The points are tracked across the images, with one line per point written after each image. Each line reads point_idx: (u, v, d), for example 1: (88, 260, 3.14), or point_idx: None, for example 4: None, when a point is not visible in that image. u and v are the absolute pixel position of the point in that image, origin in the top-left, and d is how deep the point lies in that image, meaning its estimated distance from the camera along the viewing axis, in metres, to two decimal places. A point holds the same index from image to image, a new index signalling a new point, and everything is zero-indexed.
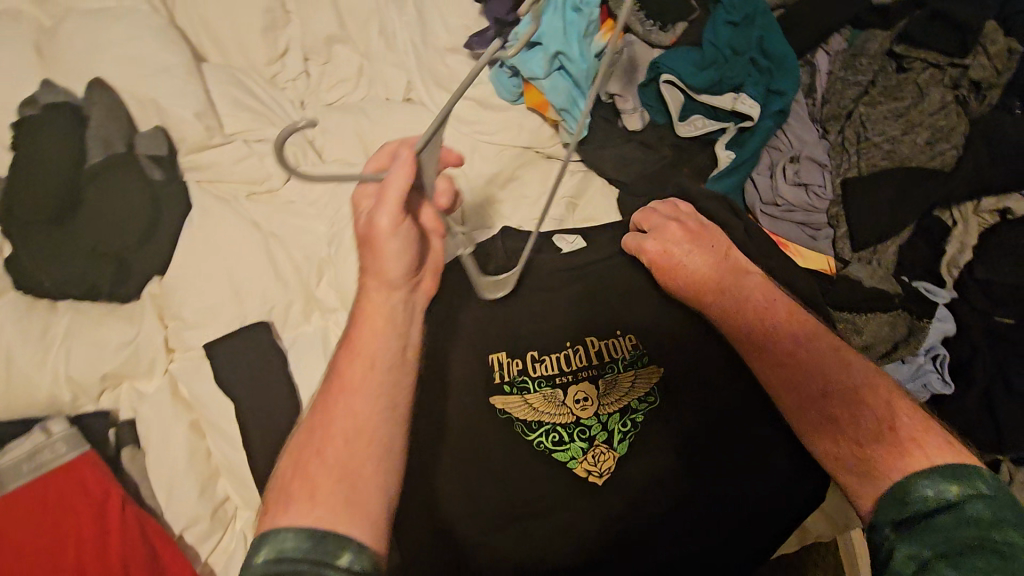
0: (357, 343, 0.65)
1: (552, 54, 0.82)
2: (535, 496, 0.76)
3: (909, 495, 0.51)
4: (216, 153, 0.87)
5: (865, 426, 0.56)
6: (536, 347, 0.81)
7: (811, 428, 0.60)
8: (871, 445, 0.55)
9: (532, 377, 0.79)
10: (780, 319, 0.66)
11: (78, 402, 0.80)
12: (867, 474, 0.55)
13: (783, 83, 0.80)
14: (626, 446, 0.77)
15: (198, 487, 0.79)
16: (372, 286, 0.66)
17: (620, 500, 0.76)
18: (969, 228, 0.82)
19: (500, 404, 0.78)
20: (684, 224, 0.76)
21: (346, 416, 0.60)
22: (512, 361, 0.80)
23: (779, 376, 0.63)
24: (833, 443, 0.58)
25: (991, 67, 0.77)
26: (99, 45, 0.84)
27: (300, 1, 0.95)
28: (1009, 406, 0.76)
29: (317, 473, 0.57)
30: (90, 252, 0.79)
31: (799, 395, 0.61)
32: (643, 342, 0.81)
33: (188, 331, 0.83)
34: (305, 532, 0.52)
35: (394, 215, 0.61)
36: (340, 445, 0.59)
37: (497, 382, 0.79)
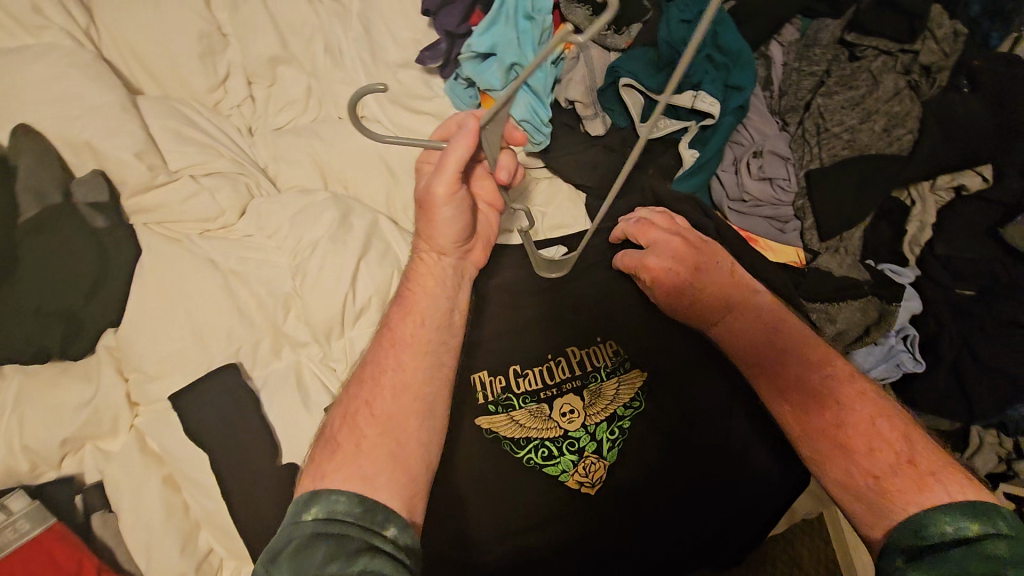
0: (413, 302, 0.67)
1: (508, 65, 0.79)
2: (531, 515, 0.75)
3: (925, 529, 0.49)
4: (163, 193, 0.82)
5: (882, 453, 0.55)
6: (518, 361, 0.79)
7: (822, 447, 0.59)
8: (888, 471, 0.54)
9: (515, 395, 0.77)
10: (789, 346, 0.63)
11: (38, 470, 0.75)
12: (883, 499, 0.53)
13: (741, 78, 0.79)
14: (615, 454, 0.77)
15: (179, 545, 0.75)
16: (424, 250, 0.70)
17: (614, 508, 0.76)
18: (927, 207, 0.83)
19: (487, 424, 0.76)
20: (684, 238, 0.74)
21: (398, 369, 0.63)
22: (495, 379, 0.78)
23: (794, 399, 0.61)
24: (846, 468, 0.56)
25: (939, 51, 0.80)
26: (20, 88, 0.78)
27: (237, 23, 0.90)
28: (977, 376, 0.78)
29: (363, 423, 0.60)
30: (35, 314, 0.74)
31: (812, 424, 0.59)
32: (621, 347, 0.80)
33: (151, 383, 0.79)
34: (356, 495, 0.53)
35: (451, 184, 0.63)
36: (375, 422, 0.60)
37: (481, 403, 0.77)
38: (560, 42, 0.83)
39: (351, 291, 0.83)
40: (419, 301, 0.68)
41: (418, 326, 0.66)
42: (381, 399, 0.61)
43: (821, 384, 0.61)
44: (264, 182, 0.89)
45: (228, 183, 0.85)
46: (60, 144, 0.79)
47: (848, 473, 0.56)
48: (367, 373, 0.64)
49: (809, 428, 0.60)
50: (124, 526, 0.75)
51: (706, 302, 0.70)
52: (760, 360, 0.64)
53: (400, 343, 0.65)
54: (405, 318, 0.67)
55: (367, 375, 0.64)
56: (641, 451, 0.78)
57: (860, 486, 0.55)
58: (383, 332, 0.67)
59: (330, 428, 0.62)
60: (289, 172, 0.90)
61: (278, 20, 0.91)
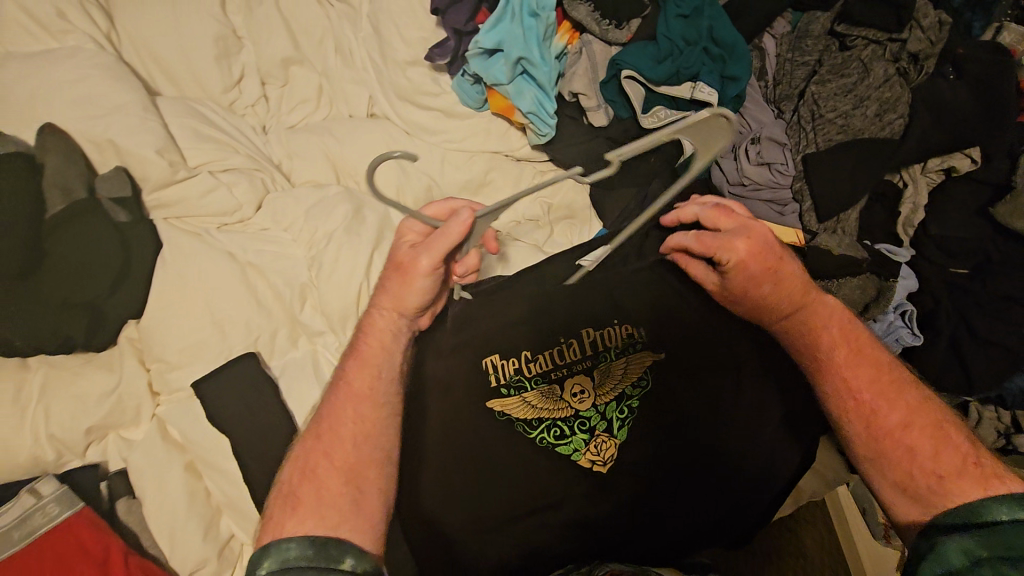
0: (369, 354, 0.68)
1: (515, 60, 0.82)
2: (547, 492, 0.80)
3: (982, 514, 0.55)
4: (182, 188, 0.85)
5: (946, 454, 0.61)
6: (529, 346, 0.81)
7: (885, 445, 0.63)
8: (953, 470, 0.60)
9: (527, 378, 0.80)
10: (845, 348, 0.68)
11: (64, 459, 0.77)
12: (943, 492, 0.59)
13: (737, 69, 0.83)
14: (626, 431, 0.81)
15: (202, 530, 0.77)
16: (383, 310, 0.71)
17: (625, 484, 0.81)
18: (918, 188, 0.86)
19: (499, 407, 0.79)
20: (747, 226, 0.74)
21: (354, 424, 0.64)
22: (507, 362, 0.80)
23: (864, 398, 0.65)
24: (909, 466, 0.62)
25: (926, 39, 0.81)
26: (45, 89, 0.81)
27: (251, 26, 0.94)
28: (974, 350, 0.81)
29: (325, 474, 0.60)
30: (61, 304, 0.76)
31: (876, 423, 0.64)
32: (637, 326, 0.83)
33: (173, 372, 0.81)
34: (307, 541, 0.54)
35: (435, 261, 0.68)
36: (332, 465, 0.61)
37: (494, 385, 0.79)
38: (564, 39, 0.86)
39: (365, 282, 0.86)
40: (369, 360, 0.68)
41: (369, 380, 0.66)
42: (340, 453, 0.62)
43: (884, 388, 0.65)
44: (279, 177, 0.92)
45: (245, 179, 0.88)
46: (84, 142, 0.82)
47: (911, 473, 0.61)
48: (324, 428, 0.64)
49: (872, 429, 0.64)
50: (148, 511, 0.77)
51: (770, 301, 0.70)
52: (827, 361, 0.68)
53: (353, 400, 0.65)
54: (357, 375, 0.67)
55: (311, 433, 0.64)
56: (648, 428, 0.82)
57: (923, 485, 0.60)
58: (336, 388, 0.67)
59: (283, 488, 0.61)
60: (303, 168, 0.93)
61: (291, 22, 0.95)
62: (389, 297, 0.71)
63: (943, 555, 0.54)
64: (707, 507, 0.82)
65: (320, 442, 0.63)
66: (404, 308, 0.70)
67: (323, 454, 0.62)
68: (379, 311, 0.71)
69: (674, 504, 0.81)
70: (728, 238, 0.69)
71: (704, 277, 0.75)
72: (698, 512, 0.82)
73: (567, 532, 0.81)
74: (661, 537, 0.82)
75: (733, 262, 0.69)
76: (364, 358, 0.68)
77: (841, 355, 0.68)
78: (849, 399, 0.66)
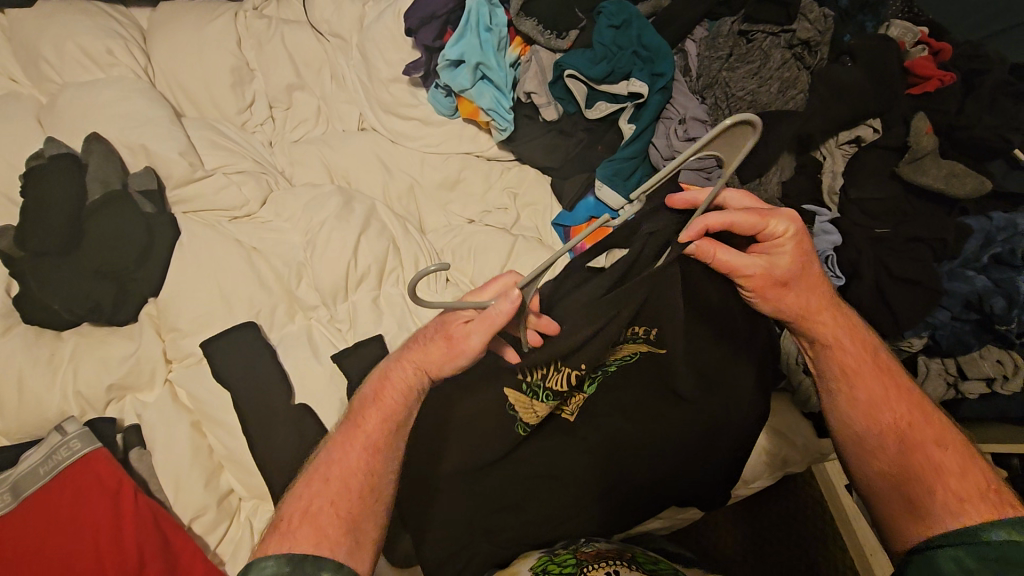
0: (381, 399, 0.69)
1: (475, 66, 1.01)
2: (536, 463, 0.85)
3: (980, 535, 0.58)
4: (199, 186, 1.01)
5: (970, 478, 0.63)
6: (557, 357, 0.68)
7: (915, 465, 0.65)
8: (971, 494, 0.61)
9: (543, 387, 0.73)
10: (878, 370, 0.71)
11: (87, 414, 0.88)
12: (956, 512, 0.61)
13: (663, 66, 0.98)
14: (596, 388, 0.81)
15: (204, 480, 0.85)
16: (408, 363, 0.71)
17: (599, 449, 0.86)
18: (835, 159, 0.99)
19: (513, 398, 0.74)
20: (796, 247, 0.68)
21: (363, 465, 0.65)
22: (534, 366, 0.71)
23: (901, 414, 0.68)
24: (933, 485, 0.63)
25: (814, 28, 0.96)
26: (92, 108, 1.00)
27: (262, 60, 1.16)
28: (894, 288, 0.89)
29: (326, 520, 0.61)
30: (94, 275, 0.90)
31: (902, 443, 0.66)
32: (648, 324, 0.72)
33: (185, 339, 0.92)
34: (284, 557, 0.56)
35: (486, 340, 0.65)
36: (329, 506, 0.61)
37: (522, 380, 0.73)
38: (517, 50, 1.07)
39: (353, 261, 0.97)
40: (371, 407, 0.69)
41: (379, 424, 0.67)
42: (344, 502, 0.62)
43: (913, 408, 0.68)
44: (281, 180, 1.08)
45: (252, 179, 1.04)
46: (121, 148, 0.99)
47: (934, 492, 0.63)
48: (321, 471, 0.65)
49: (903, 444, 0.66)
50: (158, 460, 0.85)
51: (804, 291, 0.71)
52: (856, 368, 0.70)
53: (367, 445, 0.66)
54: (372, 419, 0.68)
55: (319, 474, 0.65)
56: (620, 389, 0.84)
57: (944, 506, 0.62)
58: (346, 425, 0.69)
59: (283, 521, 0.61)
60: (302, 171, 1.09)
61: (294, 57, 1.16)
62: (421, 356, 0.70)
63: (932, 561, 0.59)
64: (682, 469, 0.90)
65: (301, 499, 0.63)
66: (432, 370, 0.70)
67: (324, 497, 0.62)
68: (404, 364, 0.71)
69: (651, 473, 0.89)
70: (774, 208, 0.67)
71: (743, 264, 0.67)
72: (675, 473, 0.90)
73: (556, 495, 0.86)
74: (641, 503, 0.91)
75: (787, 232, 0.67)
76: (369, 403, 0.69)
77: (866, 366, 0.71)
78: (884, 413, 0.68)
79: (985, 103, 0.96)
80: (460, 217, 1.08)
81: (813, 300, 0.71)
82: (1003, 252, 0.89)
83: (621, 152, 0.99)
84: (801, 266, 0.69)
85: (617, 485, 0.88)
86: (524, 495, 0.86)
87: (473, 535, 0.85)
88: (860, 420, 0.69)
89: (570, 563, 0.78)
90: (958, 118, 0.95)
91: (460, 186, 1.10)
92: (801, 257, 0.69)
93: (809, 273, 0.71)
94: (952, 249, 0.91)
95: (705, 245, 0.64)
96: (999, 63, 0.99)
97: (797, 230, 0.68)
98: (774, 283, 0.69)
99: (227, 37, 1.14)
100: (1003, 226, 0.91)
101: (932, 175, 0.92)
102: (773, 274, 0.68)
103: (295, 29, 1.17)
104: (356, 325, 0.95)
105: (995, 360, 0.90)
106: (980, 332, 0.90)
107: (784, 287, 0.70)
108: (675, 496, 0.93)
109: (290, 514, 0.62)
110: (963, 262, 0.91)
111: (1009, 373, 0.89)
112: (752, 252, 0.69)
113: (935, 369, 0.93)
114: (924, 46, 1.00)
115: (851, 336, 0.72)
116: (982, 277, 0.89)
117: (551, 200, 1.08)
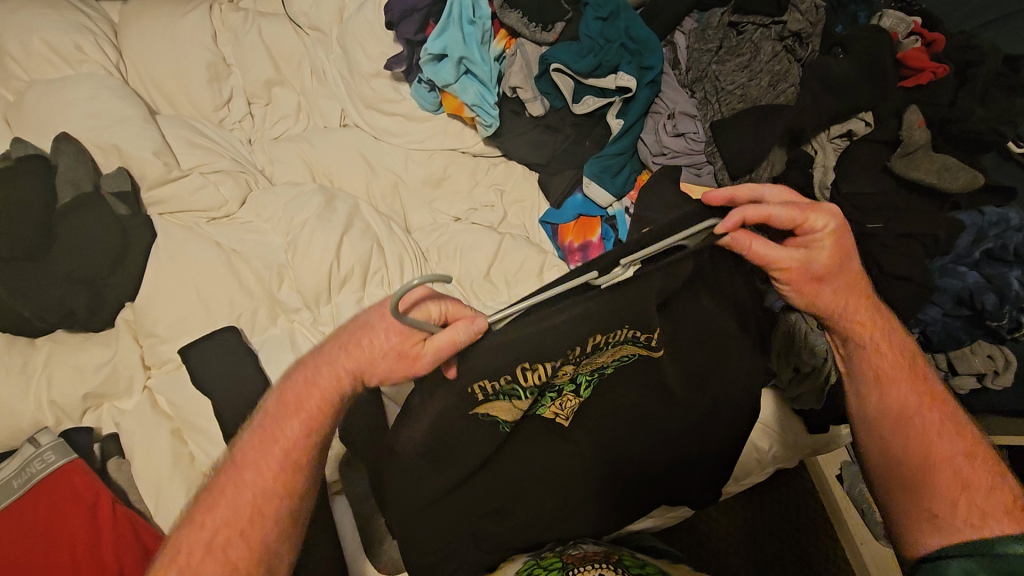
0: (296, 397, 0.62)
1: (458, 60, 0.99)
2: (526, 468, 0.81)
3: (996, 548, 0.57)
4: (175, 187, 0.98)
5: (995, 495, 0.62)
6: (532, 359, 0.59)
7: (936, 475, 0.64)
8: (995, 509, 0.60)
9: (521, 387, 0.62)
10: (913, 377, 0.69)
11: (63, 424, 0.86)
12: (978, 526, 0.60)
13: (652, 59, 0.96)
14: (592, 391, 0.75)
15: (185, 490, 0.82)
16: (341, 354, 0.61)
17: (588, 446, 0.83)
18: (826, 154, 0.96)
19: (479, 410, 0.65)
20: (838, 242, 0.64)
21: (261, 485, 0.59)
22: (496, 381, 0.60)
23: (928, 422, 0.66)
24: (955, 497, 0.62)
25: (806, 20, 0.94)
26: (64, 108, 0.97)
27: (238, 55, 1.12)
28: (889, 284, 0.88)
29: (236, 555, 0.56)
30: (66, 280, 0.87)
31: (928, 453, 0.65)
32: (645, 327, 0.65)
33: (162, 345, 0.89)
34: None
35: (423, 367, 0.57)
36: (242, 541, 0.57)
37: (479, 399, 0.62)
38: (502, 43, 1.05)
39: (336, 261, 0.94)
40: (292, 408, 0.62)
41: (303, 435, 0.61)
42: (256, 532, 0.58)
43: (945, 418, 0.67)
44: (261, 179, 1.05)
45: (230, 179, 1.01)
46: (92, 148, 0.96)
47: (957, 505, 0.62)
48: (225, 484, 0.60)
49: (927, 453, 0.65)
50: (137, 470, 0.83)
51: (841, 289, 0.67)
52: (889, 373, 0.69)
53: (274, 457, 0.60)
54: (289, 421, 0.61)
55: (231, 480, 0.60)
56: (617, 391, 0.78)
57: (965, 518, 0.61)
58: (262, 432, 0.62)
59: (180, 555, 0.56)
60: (282, 170, 1.06)
61: (271, 50, 1.13)
62: (354, 357, 0.61)
63: (941, 567, 0.59)
64: (676, 472, 0.90)
65: (203, 528, 0.57)
66: (369, 375, 0.61)
67: (234, 522, 0.58)
68: (337, 365, 0.61)
69: (651, 468, 0.88)
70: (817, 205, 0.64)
71: (780, 257, 0.64)
72: (666, 472, 0.89)
73: (546, 492, 0.84)
74: (639, 499, 0.90)
75: (828, 227, 0.63)
76: (288, 409, 0.62)
77: (901, 370, 0.69)
78: (912, 420, 0.67)
79: (978, 95, 0.95)
80: (446, 216, 1.06)
81: (851, 297, 0.68)
82: (994, 248, 0.89)
83: (609, 147, 0.98)
84: (841, 263, 0.66)
85: (608, 484, 0.87)
86: (512, 496, 0.83)
87: (461, 540, 0.83)
88: (888, 426, 0.68)
89: (556, 566, 0.79)
90: (951, 110, 0.94)
91: (446, 184, 1.08)
92: (841, 254, 0.65)
93: (852, 270, 0.67)
94: (943, 245, 0.89)
95: (739, 236, 0.60)
96: (994, 54, 0.97)
97: (840, 226, 0.63)
98: (810, 278, 0.66)
99: (203, 31, 1.10)
100: (994, 221, 0.91)
101: (924, 170, 0.91)
102: (808, 270, 0.65)
103: (274, 22, 1.14)
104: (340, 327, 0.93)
105: (988, 354, 0.88)
106: (972, 328, 0.89)
107: (819, 282, 0.66)
108: (667, 496, 0.92)
109: (192, 544, 0.56)
110: (955, 258, 0.90)
111: (1000, 368, 0.88)
112: (789, 243, 0.65)
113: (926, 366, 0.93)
114: (916, 37, 0.99)
115: (888, 341, 0.70)
116: (974, 272, 0.88)
117: (538, 197, 1.06)
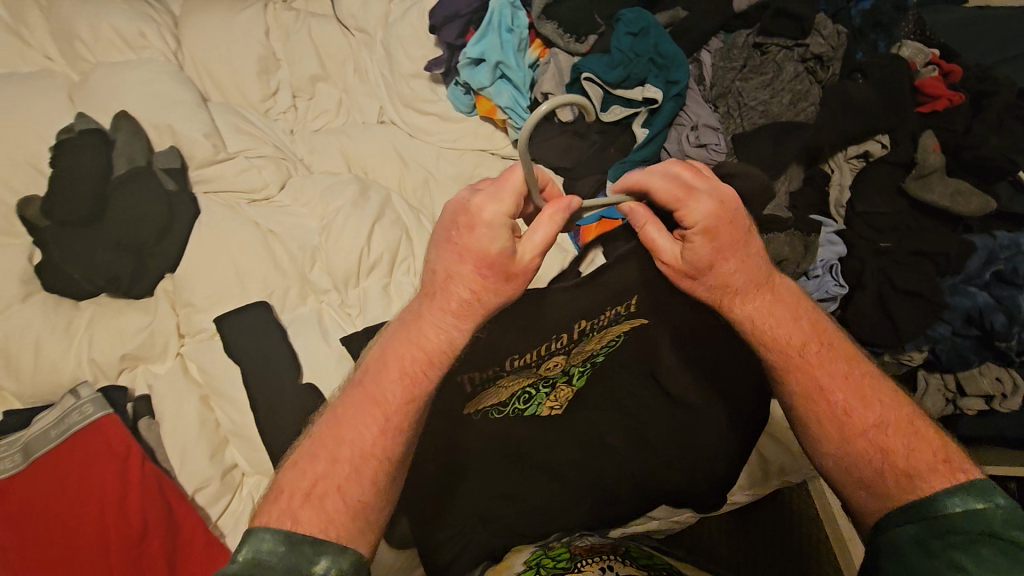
0: (385, 376, 0.61)
1: (495, 65, 1.06)
2: (535, 454, 0.86)
3: (938, 508, 0.54)
4: (221, 168, 1.04)
5: (921, 458, 0.57)
6: (516, 346, 0.66)
7: (850, 444, 0.60)
8: (920, 469, 0.57)
9: (508, 368, 0.69)
10: (815, 361, 0.62)
11: (100, 382, 0.90)
12: (910, 489, 0.56)
13: (678, 74, 1.02)
14: (585, 380, 0.79)
15: (209, 452, 0.86)
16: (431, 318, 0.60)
17: (587, 434, 0.86)
18: (843, 175, 1.00)
19: (473, 406, 0.72)
20: (715, 233, 0.58)
21: (362, 437, 0.59)
22: (485, 368, 0.66)
23: (838, 401, 0.61)
24: (881, 467, 0.58)
25: (827, 44, 1.01)
26: (125, 88, 1.04)
27: (288, 51, 1.19)
28: (897, 299, 0.91)
29: (331, 505, 0.56)
30: (115, 246, 0.93)
31: (842, 426, 0.60)
32: (627, 301, 0.68)
33: (198, 315, 0.94)
34: (281, 535, 0.53)
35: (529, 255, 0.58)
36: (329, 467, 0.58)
37: (471, 394, 0.70)
38: (536, 52, 1.11)
39: (366, 248, 0.98)
40: (394, 367, 0.61)
41: (400, 393, 0.60)
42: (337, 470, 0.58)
43: (865, 389, 0.62)
44: (300, 167, 1.11)
45: (272, 164, 1.06)
46: (148, 126, 1.03)
47: (882, 473, 0.58)
48: (328, 443, 0.59)
49: (842, 431, 0.60)
50: (166, 430, 0.87)
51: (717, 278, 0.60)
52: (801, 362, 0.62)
53: (364, 405, 0.60)
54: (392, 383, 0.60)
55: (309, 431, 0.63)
56: (610, 383, 0.83)
57: (891, 482, 0.57)
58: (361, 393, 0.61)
59: (280, 500, 0.56)
60: (322, 160, 1.12)
61: (319, 48, 1.20)
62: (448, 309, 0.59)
63: (891, 540, 0.55)
64: (679, 473, 0.91)
65: (305, 475, 0.58)
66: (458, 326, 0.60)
67: (334, 473, 0.57)
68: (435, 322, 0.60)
69: (652, 464, 0.90)
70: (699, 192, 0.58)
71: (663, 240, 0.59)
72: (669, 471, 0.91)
73: (550, 479, 0.88)
74: (644, 494, 0.92)
75: (701, 219, 0.57)
76: (387, 368, 0.61)
77: (815, 357, 0.63)
78: (822, 403, 0.62)
79: (993, 125, 0.98)
80: None
81: (737, 285, 0.61)
82: (1005, 270, 0.90)
83: (632, 155, 1.02)
84: (718, 253, 0.59)
85: (608, 476, 0.90)
86: (525, 480, 0.87)
87: (472, 525, 0.85)
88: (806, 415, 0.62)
89: (565, 558, 0.79)
90: (965, 137, 0.98)
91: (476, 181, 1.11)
92: (719, 243, 0.58)
93: (735, 257, 0.60)
94: (955, 265, 0.92)
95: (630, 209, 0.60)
96: (1009, 86, 1.01)
97: (714, 216, 0.57)
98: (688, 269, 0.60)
99: (256, 26, 1.17)
100: (1006, 245, 0.91)
101: (939, 193, 0.93)
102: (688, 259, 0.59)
103: (323, 23, 1.21)
104: (366, 310, 0.97)
105: (996, 377, 0.90)
106: (980, 348, 0.91)
107: (713, 271, 0.60)
108: (671, 496, 0.94)
109: (291, 488, 0.57)
110: (966, 278, 0.92)
111: (1008, 392, 0.89)
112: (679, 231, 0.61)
113: (934, 385, 0.94)
114: (933, 67, 1.03)
115: (797, 324, 0.63)
116: (984, 293, 0.90)
117: None
